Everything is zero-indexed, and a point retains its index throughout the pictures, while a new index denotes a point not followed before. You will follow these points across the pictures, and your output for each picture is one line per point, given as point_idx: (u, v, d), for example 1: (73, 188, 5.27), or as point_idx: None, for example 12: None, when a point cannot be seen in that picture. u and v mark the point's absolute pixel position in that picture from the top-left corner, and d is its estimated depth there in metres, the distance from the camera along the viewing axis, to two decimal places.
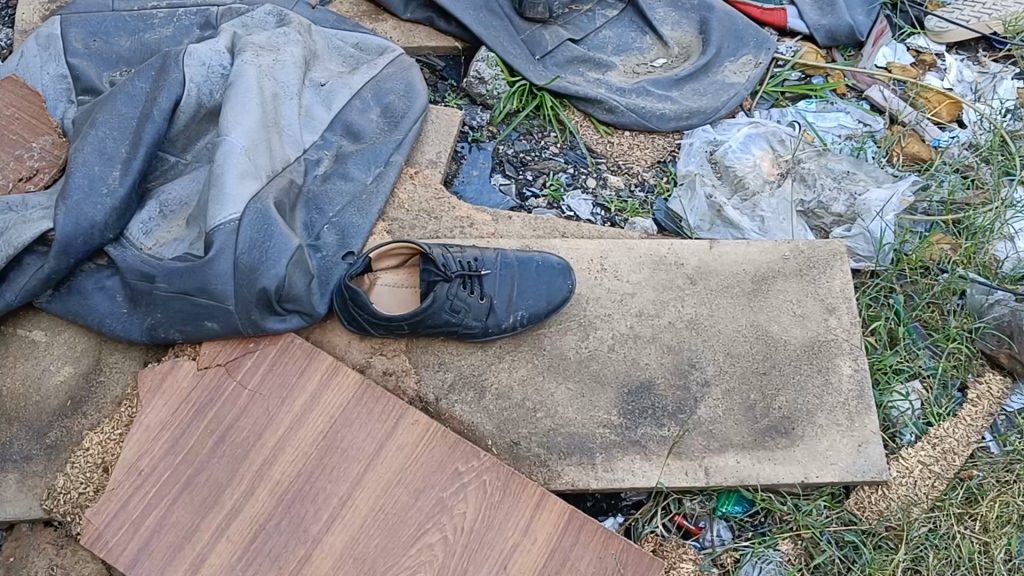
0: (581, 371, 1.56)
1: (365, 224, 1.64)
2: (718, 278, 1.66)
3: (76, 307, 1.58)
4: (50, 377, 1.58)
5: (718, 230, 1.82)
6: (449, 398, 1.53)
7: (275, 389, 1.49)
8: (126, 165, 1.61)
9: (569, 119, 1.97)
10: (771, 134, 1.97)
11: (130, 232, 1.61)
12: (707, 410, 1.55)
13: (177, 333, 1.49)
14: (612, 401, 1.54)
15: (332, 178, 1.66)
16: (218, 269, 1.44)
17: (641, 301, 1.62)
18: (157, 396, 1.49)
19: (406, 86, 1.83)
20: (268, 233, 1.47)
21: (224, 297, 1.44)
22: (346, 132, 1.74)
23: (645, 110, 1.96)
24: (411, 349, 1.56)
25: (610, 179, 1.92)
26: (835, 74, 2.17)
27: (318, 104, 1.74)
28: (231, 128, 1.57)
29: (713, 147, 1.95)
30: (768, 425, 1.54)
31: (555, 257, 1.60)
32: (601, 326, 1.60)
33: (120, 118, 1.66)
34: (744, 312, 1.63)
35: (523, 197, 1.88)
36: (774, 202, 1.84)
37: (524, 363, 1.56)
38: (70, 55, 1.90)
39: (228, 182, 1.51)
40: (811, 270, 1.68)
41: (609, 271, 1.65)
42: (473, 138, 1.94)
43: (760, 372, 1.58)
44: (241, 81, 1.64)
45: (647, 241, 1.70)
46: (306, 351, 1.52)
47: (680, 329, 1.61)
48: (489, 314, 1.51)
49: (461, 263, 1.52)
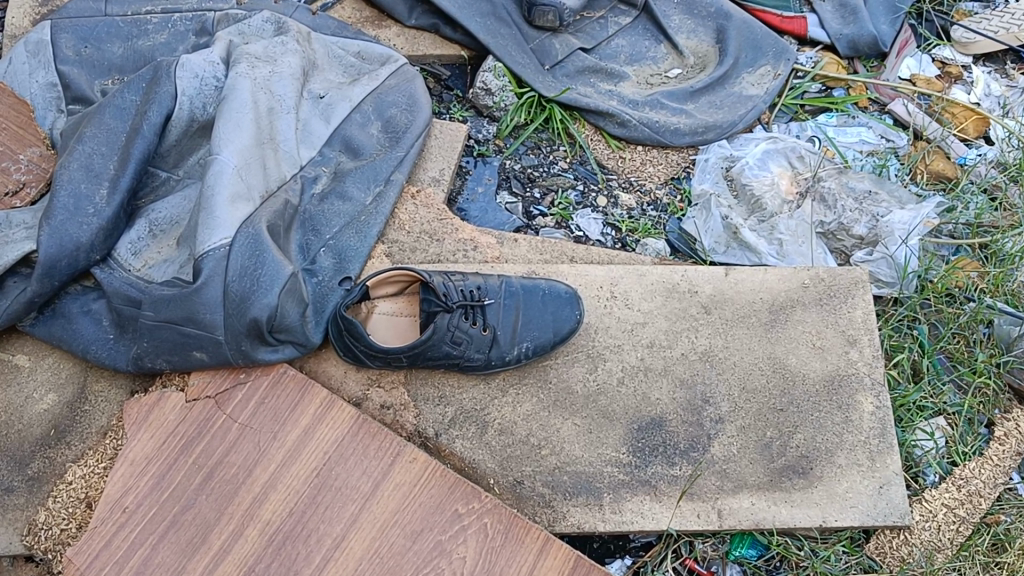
0: (589, 406, 1.48)
1: (363, 247, 1.56)
2: (734, 308, 1.57)
3: (59, 332, 1.51)
4: (33, 405, 1.51)
5: (734, 253, 1.73)
6: (449, 433, 1.45)
7: (267, 423, 1.41)
8: (113, 183, 1.54)
9: (578, 132, 1.89)
10: (788, 150, 1.90)
11: (118, 252, 1.55)
12: (721, 448, 1.48)
13: (164, 363, 1.41)
14: (622, 437, 1.47)
15: (330, 198, 1.58)
16: (207, 297, 1.37)
17: (652, 331, 1.54)
18: (143, 429, 1.42)
19: (409, 99, 1.75)
20: (260, 259, 1.39)
21: (212, 326, 1.37)
22: (345, 147, 1.66)
23: (657, 124, 1.88)
24: (410, 381, 1.49)
25: (621, 197, 1.84)
26: (857, 87, 2.09)
27: (317, 117, 1.66)
28: (223, 145, 1.49)
29: (729, 163, 1.87)
30: (785, 464, 1.47)
31: (562, 285, 1.51)
32: (610, 358, 1.52)
33: (109, 132, 1.58)
34: (760, 343, 1.55)
35: (529, 215, 1.80)
36: (792, 224, 1.75)
37: (528, 397, 1.48)
38: (60, 63, 1.83)
39: (220, 204, 1.43)
40: (831, 299, 1.59)
41: (620, 299, 1.57)
42: (479, 152, 1.86)
43: (776, 409, 1.51)
44: (235, 95, 1.56)
45: (660, 267, 1.61)
46: (299, 383, 1.44)
47: (693, 361, 1.53)
48: (492, 345, 1.43)
49: (463, 292, 1.44)
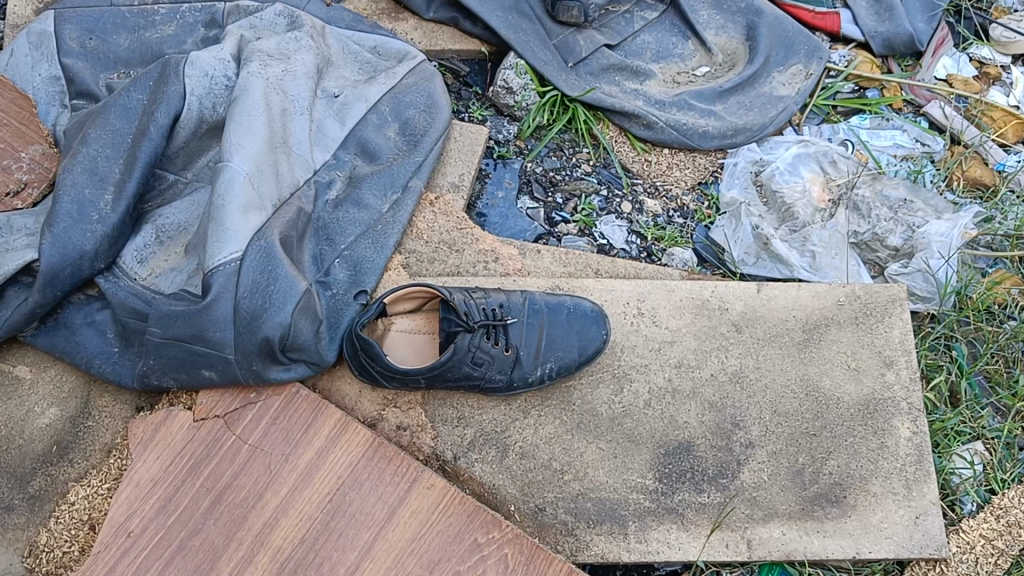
0: (614, 429, 1.42)
1: (380, 259, 1.49)
2: (766, 326, 1.50)
3: (62, 344, 1.44)
4: (34, 420, 1.45)
5: (764, 264, 1.66)
6: (469, 456, 1.39)
7: (278, 445, 1.35)
8: (119, 188, 1.47)
9: (603, 134, 1.81)
10: (821, 155, 1.83)
11: (123, 259, 1.48)
12: (751, 475, 1.41)
13: (172, 381, 1.35)
14: (648, 463, 1.41)
15: (344, 205, 1.51)
16: (216, 315, 1.30)
17: (681, 350, 1.47)
18: (149, 449, 1.36)
19: (428, 99, 1.67)
20: (273, 274, 1.32)
21: (222, 345, 1.30)
22: (361, 151, 1.59)
23: (685, 127, 1.81)
24: (427, 402, 1.42)
25: (646, 203, 1.77)
26: (891, 87, 2.01)
27: (331, 117, 1.60)
28: (234, 151, 1.42)
29: (759, 168, 1.80)
30: (817, 492, 1.41)
31: (588, 303, 1.45)
32: (637, 379, 1.45)
33: (114, 133, 1.51)
34: (793, 364, 1.48)
35: (551, 222, 1.73)
36: (826, 235, 1.68)
37: (551, 419, 1.42)
38: (64, 55, 1.75)
39: (231, 215, 1.36)
40: (868, 317, 1.52)
41: (647, 316, 1.50)
42: (499, 154, 1.78)
43: (809, 434, 1.44)
44: (247, 97, 1.48)
45: (688, 283, 1.54)
46: (312, 404, 1.38)
47: (723, 382, 1.46)
48: (515, 366, 1.37)
49: (486, 311, 1.37)
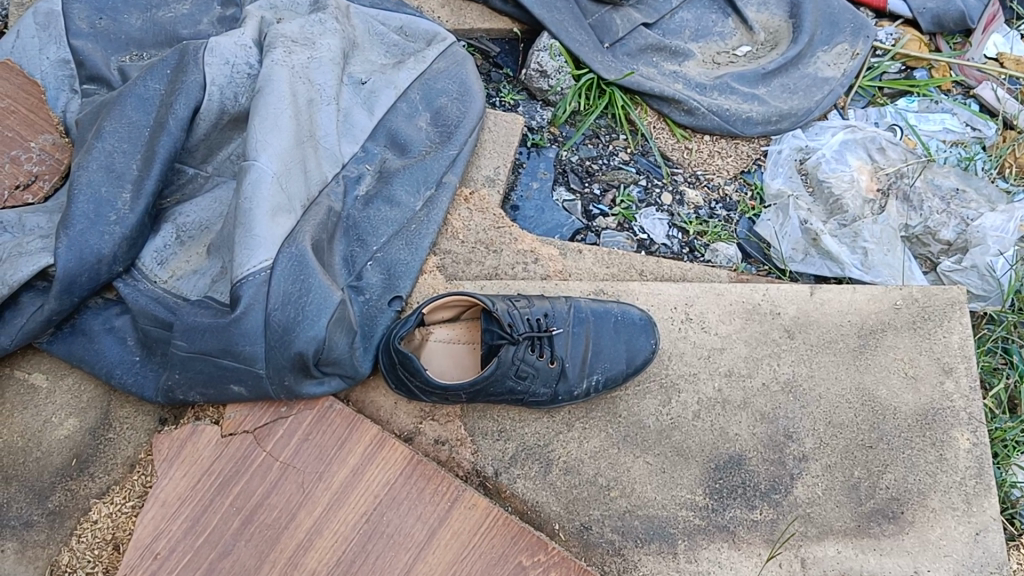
0: (662, 442, 1.35)
1: (415, 262, 1.41)
2: (820, 331, 1.43)
3: (80, 352, 1.37)
4: (52, 431, 1.38)
5: (813, 261, 1.59)
6: (510, 472, 1.32)
7: (312, 463, 1.29)
8: (137, 186, 1.39)
9: (640, 119, 1.73)
10: (868, 141, 1.74)
11: (143, 260, 1.40)
12: (805, 490, 1.35)
13: (198, 395, 1.28)
14: (697, 478, 1.34)
15: (375, 202, 1.43)
16: (246, 328, 1.22)
17: (731, 358, 1.40)
18: (175, 466, 1.28)
19: (459, 86, 1.58)
20: (306, 284, 1.24)
21: (252, 360, 1.23)
22: (391, 142, 1.51)
23: (727, 113, 1.71)
24: (467, 414, 1.35)
25: (687, 193, 1.69)
26: (940, 66, 1.91)
27: (358, 106, 1.51)
28: (260, 148, 1.33)
29: (804, 155, 1.72)
30: (874, 508, 1.34)
31: (636, 310, 1.37)
32: (685, 389, 1.38)
33: (131, 126, 1.42)
34: (848, 372, 1.41)
35: (589, 215, 1.65)
36: (878, 231, 1.59)
37: (596, 432, 1.35)
38: (73, 37, 1.65)
39: (260, 219, 1.28)
40: (925, 322, 1.45)
41: (696, 322, 1.42)
42: (533, 142, 1.70)
43: (865, 446, 1.38)
44: (272, 88, 1.39)
45: (738, 286, 1.47)
46: (346, 419, 1.31)
47: (776, 392, 1.39)
48: (560, 378, 1.30)
49: (530, 321, 1.30)
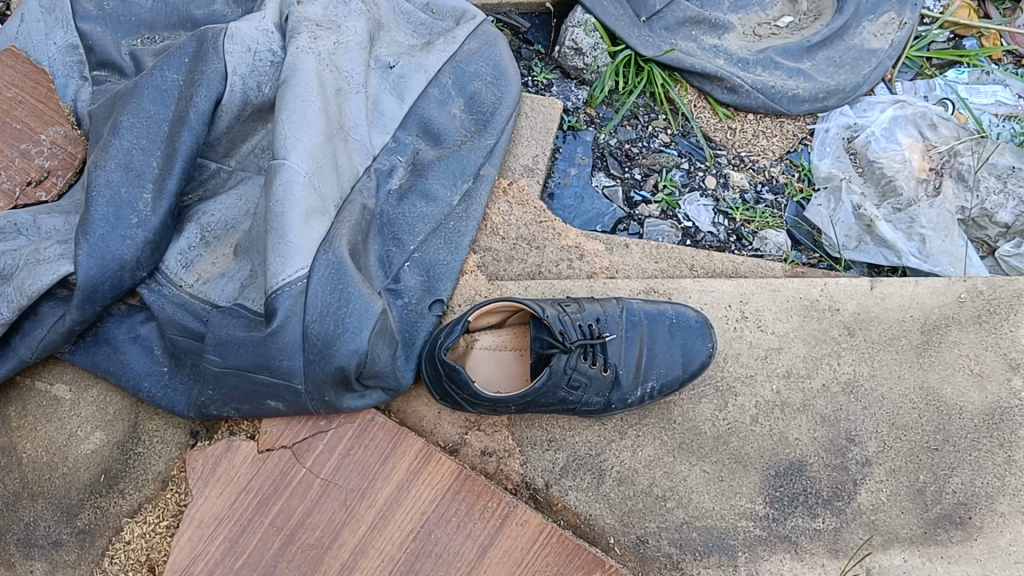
0: (720, 449, 1.29)
1: (455, 263, 1.34)
2: (881, 328, 1.36)
3: (104, 363, 1.30)
4: (77, 445, 1.31)
5: (867, 248, 1.54)
6: (562, 483, 1.26)
7: (354, 479, 1.21)
8: (159, 186, 1.31)
9: (680, 97, 1.65)
10: (919, 116, 1.64)
11: (166, 263, 1.33)
12: (868, 496, 1.28)
13: (233, 410, 1.22)
14: (757, 486, 1.27)
15: (410, 196, 1.35)
16: (284, 342, 1.15)
17: (789, 359, 1.33)
18: (210, 484, 1.21)
19: (494, 69, 1.49)
20: (345, 294, 1.17)
21: (291, 374, 1.16)
22: (423, 131, 1.43)
23: (772, 90, 1.62)
24: (514, 423, 1.29)
25: (732, 176, 1.61)
26: (990, 35, 1.81)
27: (388, 93, 1.42)
28: (290, 146, 1.25)
29: (852, 133, 1.63)
30: (940, 513, 1.27)
31: (692, 311, 1.30)
32: (742, 392, 1.32)
33: (149, 120, 1.33)
34: (912, 370, 1.34)
35: (631, 202, 1.60)
36: (935, 215, 1.53)
37: (650, 440, 1.28)
38: (81, 20, 1.56)
39: (293, 224, 1.19)
40: (992, 316, 1.37)
41: (752, 320, 1.36)
42: (569, 125, 1.63)
43: (929, 448, 1.30)
44: (299, 79, 1.30)
45: (795, 281, 1.40)
46: (389, 432, 1.24)
47: (836, 393, 1.32)
48: (613, 387, 1.23)
49: (582, 328, 1.23)
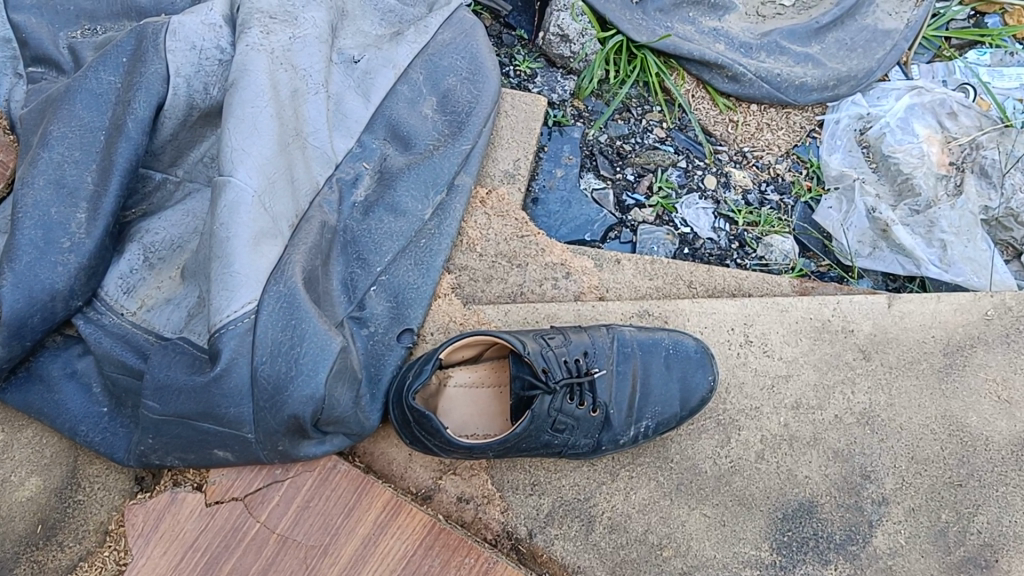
0: (722, 491, 1.16)
1: (425, 288, 1.22)
2: (899, 351, 1.23)
3: (38, 403, 1.17)
4: (11, 492, 1.18)
5: (883, 255, 1.41)
6: (547, 532, 1.13)
7: (314, 535, 1.09)
8: (94, 204, 1.16)
9: (676, 87, 1.51)
10: (938, 104, 1.48)
11: (106, 290, 1.19)
12: (885, 539, 1.15)
13: (177, 460, 1.09)
14: (762, 531, 1.15)
15: (377, 211, 1.22)
16: (230, 388, 1.02)
17: (798, 388, 1.21)
18: (153, 542, 1.08)
19: (470, 62, 1.34)
20: (299, 331, 1.04)
21: (238, 423, 1.03)
22: (391, 135, 1.28)
23: (778, 79, 1.48)
24: (493, 465, 1.17)
25: (733, 174, 1.49)
26: (1015, 11, 1.63)
27: (351, 90, 1.27)
28: (237, 161, 1.11)
29: (865, 124, 1.49)
30: (963, 557, 1.14)
31: (690, 339, 1.17)
32: (746, 425, 1.19)
33: (82, 129, 1.18)
34: (933, 399, 1.21)
35: (623, 207, 1.46)
36: (956, 217, 1.39)
37: (645, 482, 1.16)
38: (12, 9, 1.40)
39: (239, 252, 1.05)
40: (1021, 333, 1.25)
41: (757, 344, 1.23)
42: (555, 120, 1.50)
43: (952, 484, 1.17)
44: (248, 81, 1.14)
45: (804, 298, 1.27)
46: (353, 481, 1.12)
47: (850, 424, 1.20)
48: (603, 428, 1.11)
49: (567, 364, 1.10)
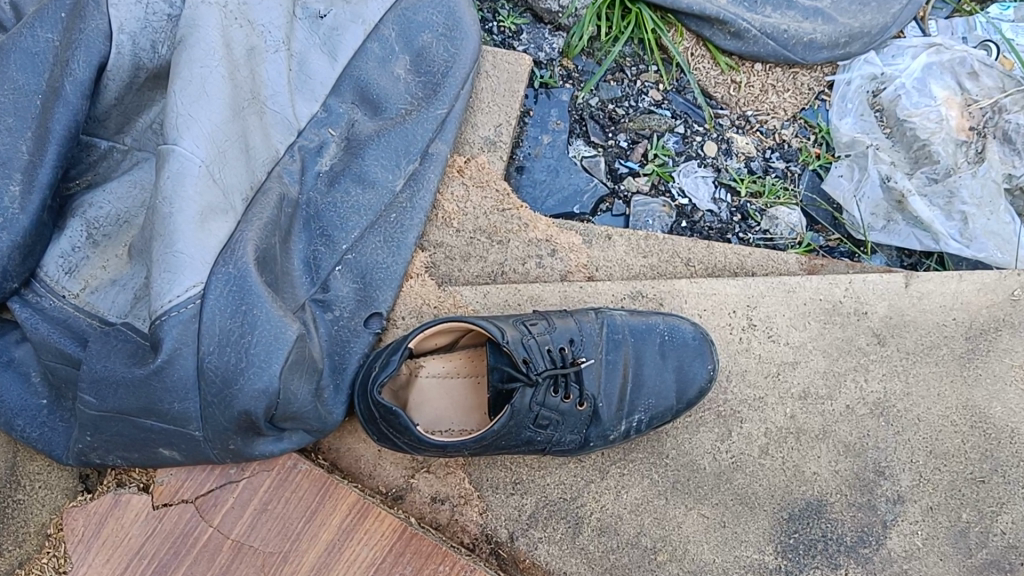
0: (722, 489, 1.06)
1: (397, 267, 1.11)
2: (917, 335, 1.12)
3: None
4: None
5: (898, 228, 1.31)
6: (530, 535, 1.04)
7: (273, 541, 0.99)
8: (29, 176, 1.03)
9: (674, 46, 1.38)
10: (957, 63, 1.35)
11: (45, 269, 1.08)
12: (900, 541, 1.05)
13: (119, 459, 0.99)
14: (766, 533, 1.05)
15: (343, 181, 1.11)
16: (173, 381, 0.91)
17: (806, 376, 1.10)
18: (94, 549, 0.99)
19: (447, 18, 1.20)
20: (249, 318, 0.93)
21: (184, 419, 0.93)
22: (360, 98, 1.16)
23: (784, 35, 1.34)
24: (471, 462, 1.06)
25: (735, 140, 1.38)
26: None
27: (317, 49, 1.14)
28: (183, 128, 0.99)
29: (879, 85, 1.37)
30: (986, 560, 1.04)
31: (688, 325, 1.06)
32: (748, 417, 1.09)
33: (16, 93, 1.04)
34: (954, 388, 1.10)
35: (615, 175, 1.37)
36: (978, 187, 1.27)
37: (638, 480, 1.06)
38: None
39: (185, 230, 0.95)
40: None
41: (761, 328, 1.12)
42: (542, 81, 1.39)
43: (974, 480, 1.06)
44: (197, 38, 1.02)
45: (814, 277, 1.15)
46: (316, 482, 1.01)
47: (863, 416, 1.09)
48: (591, 422, 1.01)
49: (550, 354, 1.00)
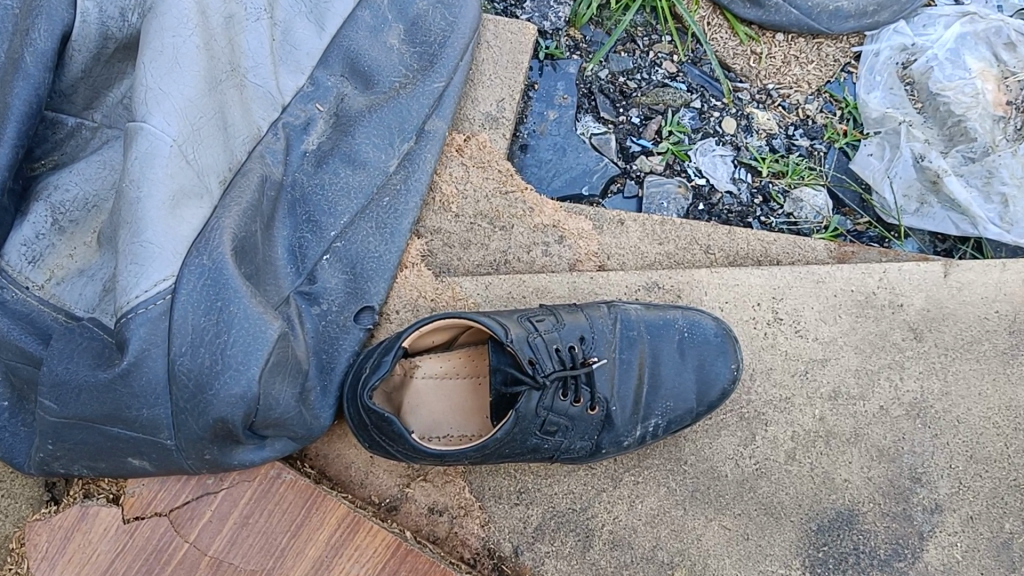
0: (745, 498, 0.97)
1: (390, 257, 1.02)
2: (957, 328, 1.03)
3: None
4: None
5: (933, 211, 1.21)
6: (536, 549, 0.95)
7: (255, 558, 0.90)
8: None
9: (689, 13, 1.29)
10: (993, 33, 1.24)
11: (6, 258, 0.97)
12: (938, 553, 0.96)
13: (85, 469, 0.90)
14: (793, 546, 0.96)
15: (331, 161, 1.02)
16: (141, 386, 0.82)
17: (837, 374, 1.01)
18: (60, 566, 0.90)
19: None
20: (225, 315, 0.84)
21: (154, 427, 0.84)
22: (350, 70, 1.06)
23: (808, 4, 1.25)
24: (471, 470, 0.98)
25: (756, 115, 1.29)
26: None
27: (303, 17, 1.04)
28: (153, 103, 0.89)
29: (909, 56, 1.26)
30: None
31: (709, 319, 0.97)
32: (774, 419, 1.00)
33: None
34: (996, 386, 1.01)
35: (627, 154, 1.27)
36: (1019, 167, 1.17)
37: (653, 489, 0.97)
38: None
39: (154, 218, 0.85)
40: None
41: (788, 322, 1.03)
42: (548, 53, 1.30)
43: (1018, 487, 0.97)
44: (170, 3, 0.91)
45: (844, 265, 1.06)
46: (302, 493, 0.92)
47: (898, 418, 1.00)
48: (603, 428, 0.92)
49: (558, 355, 0.91)
